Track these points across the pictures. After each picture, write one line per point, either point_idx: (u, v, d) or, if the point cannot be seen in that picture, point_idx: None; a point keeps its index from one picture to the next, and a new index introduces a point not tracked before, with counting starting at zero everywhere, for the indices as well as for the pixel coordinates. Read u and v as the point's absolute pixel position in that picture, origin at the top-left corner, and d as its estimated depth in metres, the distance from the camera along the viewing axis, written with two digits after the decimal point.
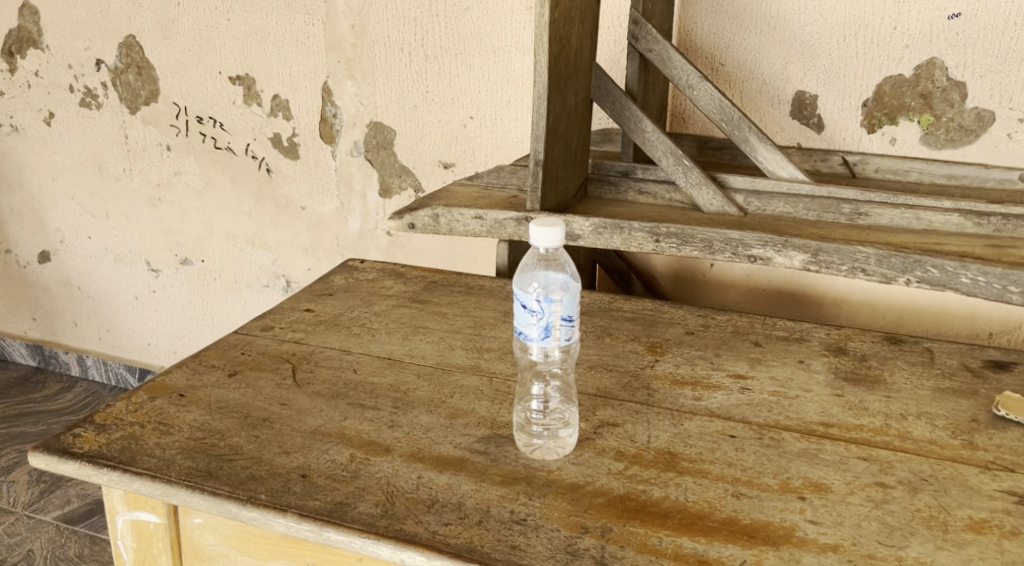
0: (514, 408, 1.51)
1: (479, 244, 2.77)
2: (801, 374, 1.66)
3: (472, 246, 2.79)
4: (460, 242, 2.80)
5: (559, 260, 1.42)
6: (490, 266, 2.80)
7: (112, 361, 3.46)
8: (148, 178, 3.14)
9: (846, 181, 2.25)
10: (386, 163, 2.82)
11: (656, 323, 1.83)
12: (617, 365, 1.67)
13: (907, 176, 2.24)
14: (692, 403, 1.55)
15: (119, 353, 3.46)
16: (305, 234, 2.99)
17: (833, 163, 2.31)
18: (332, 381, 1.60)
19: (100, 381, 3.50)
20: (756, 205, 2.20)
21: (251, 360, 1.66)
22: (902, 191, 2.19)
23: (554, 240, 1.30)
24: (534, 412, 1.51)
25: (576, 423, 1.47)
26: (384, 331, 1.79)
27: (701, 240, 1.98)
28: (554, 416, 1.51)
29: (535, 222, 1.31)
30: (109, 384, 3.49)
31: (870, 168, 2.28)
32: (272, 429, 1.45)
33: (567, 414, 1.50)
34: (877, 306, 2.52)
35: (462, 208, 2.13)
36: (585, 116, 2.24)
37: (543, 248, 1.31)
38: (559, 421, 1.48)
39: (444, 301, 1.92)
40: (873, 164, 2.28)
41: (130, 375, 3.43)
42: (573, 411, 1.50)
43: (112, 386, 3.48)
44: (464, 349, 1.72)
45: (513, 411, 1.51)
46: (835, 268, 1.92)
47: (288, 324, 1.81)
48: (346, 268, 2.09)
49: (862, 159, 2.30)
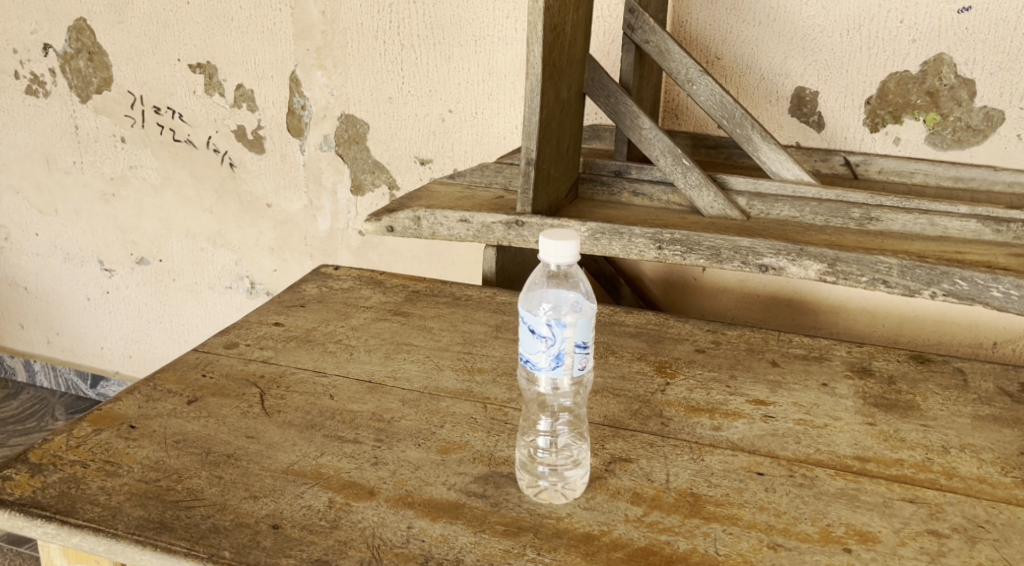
0: (516, 442, 1.34)
1: (457, 246, 2.60)
2: (827, 399, 1.50)
3: (447, 248, 2.62)
4: (437, 243, 2.63)
5: (572, 275, 1.25)
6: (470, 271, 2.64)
7: (62, 366, 3.24)
8: (100, 172, 2.92)
9: (848, 182, 2.10)
10: (358, 158, 2.63)
11: (662, 339, 1.67)
12: (623, 389, 1.51)
13: (911, 178, 2.09)
14: (711, 435, 1.39)
15: (70, 357, 3.24)
16: (271, 232, 2.80)
17: (834, 164, 2.16)
18: (305, 408, 1.43)
19: (49, 387, 3.28)
20: (759, 208, 2.03)
21: (214, 385, 1.49)
22: (909, 194, 2.05)
23: (569, 254, 1.13)
24: (539, 450, 1.34)
25: (586, 462, 1.31)
26: (363, 349, 1.62)
27: (708, 247, 1.81)
28: (562, 454, 1.34)
29: (547, 234, 1.15)
30: (59, 390, 3.27)
31: (873, 169, 2.12)
32: (238, 469, 1.27)
33: (577, 453, 1.33)
34: (878, 316, 2.38)
35: (447, 209, 1.95)
36: (577, 111, 2.07)
37: (555, 264, 1.14)
38: (568, 461, 1.32)
39: (429, 314, 1.74)
40: (876, 164, 2.12)
41: (82, 382, 3.22)
42: (583, 449, 1.34)
43: (62, 393, 3.27)
44: (453, 371, 1.55)
45: (513, 445, 1.34)
46: (854, 279, 1.76)
47: (255, 341, 1.63)
48: (319, 274, 1.91)
49: (865, 159, 2.15)
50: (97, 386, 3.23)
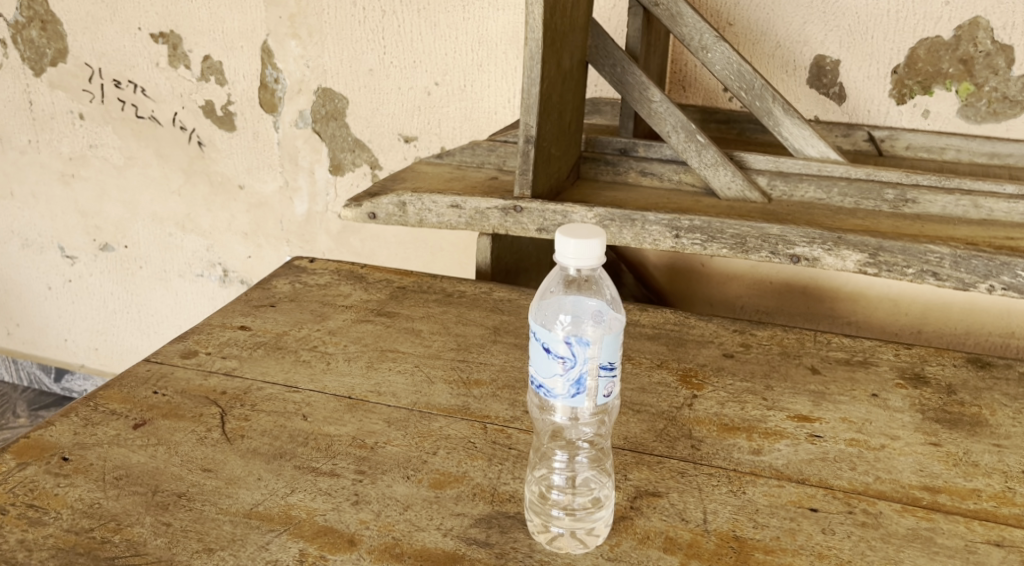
0: (527, 476, 1.14)
1: (445, 233, 2.39)
2: (880, 414, 1.29)
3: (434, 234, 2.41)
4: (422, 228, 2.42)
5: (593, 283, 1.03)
6: (461, 259, 2.42)
7: (23, 359, 3.02)
8: (58, 151, 2.68)
9: (876, 161, 1.83)
10: (337, 135, 2.40)
11: (683, 342, 1.45)
12: (644, 404, 1.29)
13: (942, 154, 1.85)
14: (750, 460, 1.19)
15: (31, 350, 3.01)
16: (244, 216, 2.58)
17: (856, 139, 1.89)
18: (273, 433, 1.22)
19: (11, 380, 3.07)
20: (781, 189, 1.77)
21: (167, 404, 1.27)
22: (941, 171, 1.79)
23: (592, 257, 0.92)
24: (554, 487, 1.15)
25: (611, 500, 1.11)
26: (341, 357, 1.40)
27: (732, 236, 1.59)
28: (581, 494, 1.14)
29: (566, 228, 0.93)
30: (22, 385, 3.05)
31: (899, 144, 1.87)
32: (190, 512, 1.07)
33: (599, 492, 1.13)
34: (902, 301, 2.12)
35: (436, 194, 1.72)
36: (578, 82, 1.82)
37: (574, 268, 0.93)
38: (588, 501, 1.12)
39: (416, 313, 1.52)
40: (903, 138, 1.87)
41: (45, 375, 3.00)
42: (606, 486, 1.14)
43: (24, 387, 3.05)
44: (445, 383, 1.33)
45: (523, 480, 1.14)
46: (899, 271, 1.54)
47: (217, 348, 1.42)
48: (291, 267, 1.68)
49: (891, 133, 1.88)
50: (63, 380, 3.01)
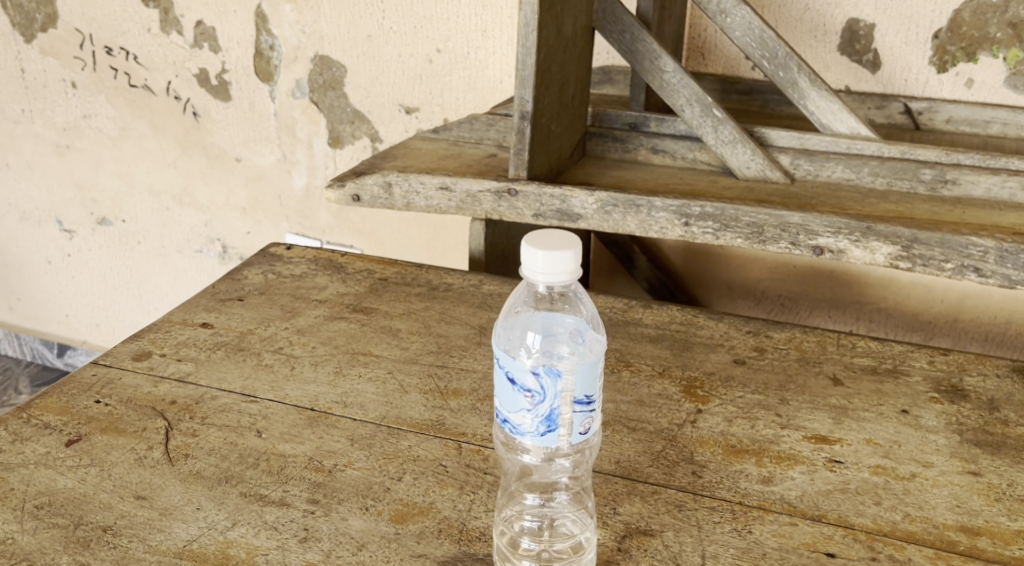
0: (499, 515, 1.00)
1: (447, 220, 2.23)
2: (910, 435, 1.14)
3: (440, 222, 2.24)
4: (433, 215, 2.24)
5: (569, 300, 0.89)
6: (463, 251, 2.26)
7: (25, 334, 2.89)
8: (52, 121, 2.53)
9: (912, 136, 1.66)
10: (335, 106, 2.24)
11: (689, 346, 1.29)
12: (641, 420, 1.14)
13: (986, 128, 1.67)
14: (759, 492, 1.04)
15: (33, 325, 2.88)
16: (241, 190, 2.43)
17: (891, 112, 1.72)
18: (222, 452, 1.09)
19: (14, 355, 2.94)
20: (806, 168, 1.60)
21: (108, 416, 1.14)
22: (986, 149, 1.61)
23: (563, 267, 0.76)
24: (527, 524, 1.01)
25: (593, 543, 0.97)
26: (307, 362, 1.25)
27: (748, 224, 1.41)
28: (559, 533, 1.00)
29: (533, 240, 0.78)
30: (25, 359, 2.92)
31: (938, 117, 1.69)
32: (114, 551, 0.95)
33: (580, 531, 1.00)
34: (936, 288, 1.94)
35: (424, 174, 1.55)
36: (583, 50, 1.64)
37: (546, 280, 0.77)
38: (567, 543, 0.98)
39: (396, 310, 1.37)
40: (943, 111, 1.69)
41: (48, 351, 2.87)
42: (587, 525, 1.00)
43: (27, 361, 2.92)
44: (419, 393, 1.19)
45: (494, 516, 1.00)
46: (935, 266, 1.35)
47: (173, 349, 1.28)
48: (266, 255, 1.54)
49: (930, 104, 1.70)
50: (66, 356, 2.87)
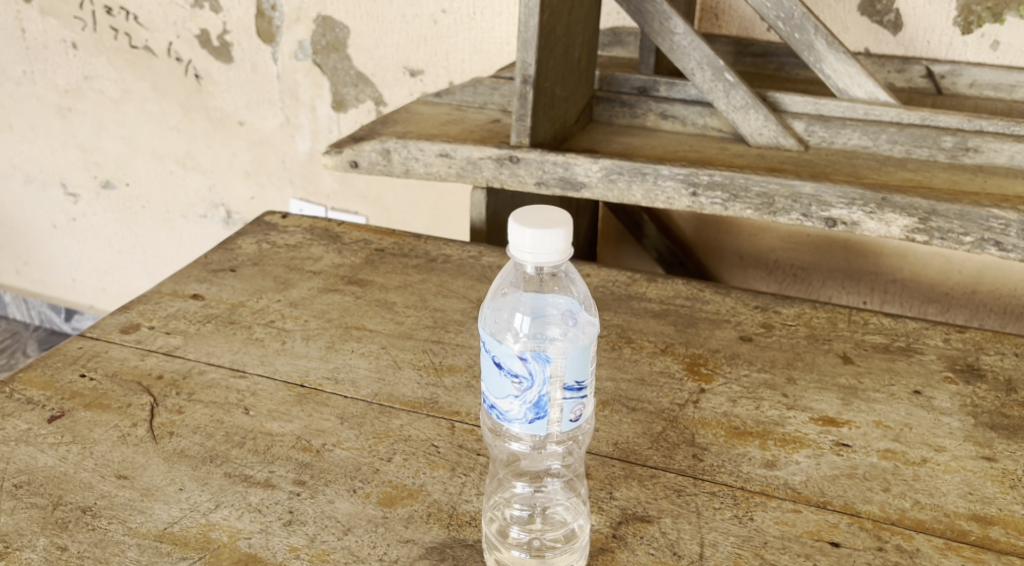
0: (489, 500, 0.97)
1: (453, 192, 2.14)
2: (922, 418, 1.10)
3: (445, 197, 2.15)
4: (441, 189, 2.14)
5: (560, 282, 0.85)
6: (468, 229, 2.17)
7: (33, 299, 2.82)
8: (54, 83, 2.42)
9: (932, 102, 1.60)
10: (339, 68, 2.13)
11: (694, 322, 1.25)
12: (641, 400, 1.10)
13: (1011, 93, 1.60)
14: (762, 476, 1.00)
15: (41, 290, 2.82)
16: (245, 154, 2.32)
17: (912, 75, 1.66)
18: (207, 429, 1.05)
19: (22, 319, 2.88)
20: (820, 136, 1.54)
21: (92, 391, 1.10)
22: (1010, 115, 1.55)
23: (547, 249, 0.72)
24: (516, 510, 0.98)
25: (586, 529, 0.94)
26: (299, 336, 1.21)
27: (758, 194, 1.36)
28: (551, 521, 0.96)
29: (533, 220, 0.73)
30: (33, 323, 2.86)
31: (961, 81, 1.63)
32: (92, 534, 0.92)
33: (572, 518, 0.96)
34: (953, 261, 1.89)
35: (423, 141, 1.49)
36: (590, 11, 1.57)
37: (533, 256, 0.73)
38: (558, 530, 0.95)
39: (392, 282, 1.33)
40: (966, 75, 1.62)
41: (55, 315, 2.81)
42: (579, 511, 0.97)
43: (35, 326, 2.86)
44: (413, 369, 1.14)
45: (484, 500, 0.96)
46: (954, 239, 1.30)
47: (162, 321, 1.24)
48: (261, 224, 1.50)
49: (953, 67, 1.64)
50: (74, 320, 2.81)
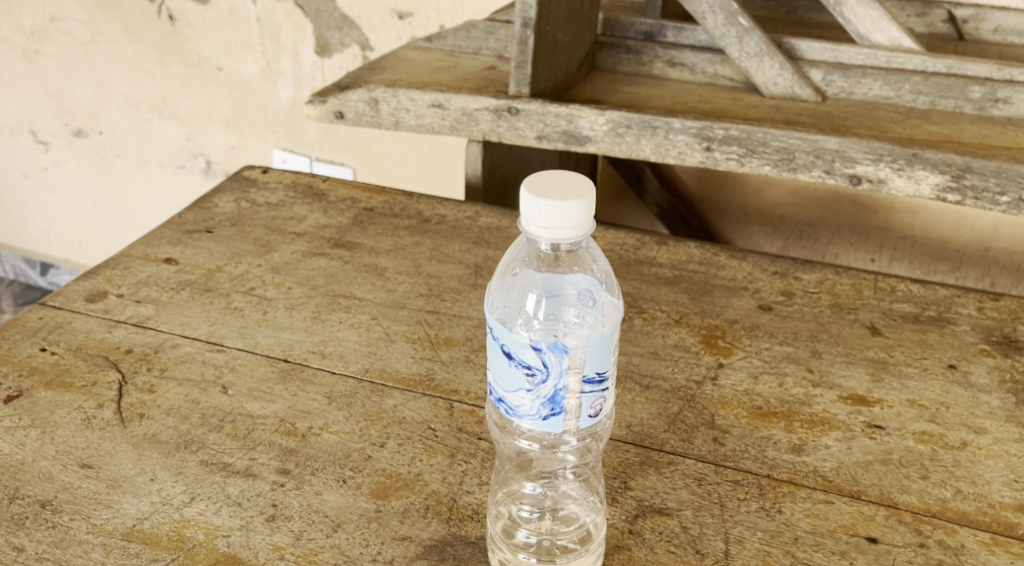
0: (495, 497, 0.88)
1: (442, 142, 2.00)
2: (959, 395, 1.01)
3: (433, 147, 2.01)
4: (429, 139, 2.00)
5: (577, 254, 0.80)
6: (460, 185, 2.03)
7: (6, 252, 2.71)
8: (19, 24, 2.28)
9: (955, 49, 1.49)
10: (322, 10, 1.98)
11: (710, 289, 1.16)
12: (655, 377, 1.01)
13: None
14: (789, 462, 0.92)
15: (14, 243, 2.70)
16: (224, 101, 2.18)
17: (933, 19, 1.55)
18: (180, 411, 0.95)
19: None
20: (839, 86, 1.44)
21: (54, 367, 1.01)
22: None
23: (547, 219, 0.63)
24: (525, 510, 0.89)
25: (603, 533, 0.85)
26: (281, 306, 1.11)
27: (778, 150, 1.26)
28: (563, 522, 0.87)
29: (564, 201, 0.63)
30: (7, 278, 2.76)
31: (985, 26, 1.52)
32: (53, 532, 0.83)
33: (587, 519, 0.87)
34: (967, 219, 1.79)
35: (414, 90, 1.38)
36: None
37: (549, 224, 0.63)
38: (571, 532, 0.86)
39: (382, 245, 1.23)
40: (990, 19, 1.52)
41: (30, 269, 2.70)
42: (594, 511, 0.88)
43: (11, 281, 2.75)
44: (407, 342, 1.05)
45: (490, 498, 0.87)
46: (988, 199, 1.20)
47: (132, 288, 1.14)
48: (240, 180, 1.39)
49: (977, 11, 1.53)
50: (49, 275, 2.70)
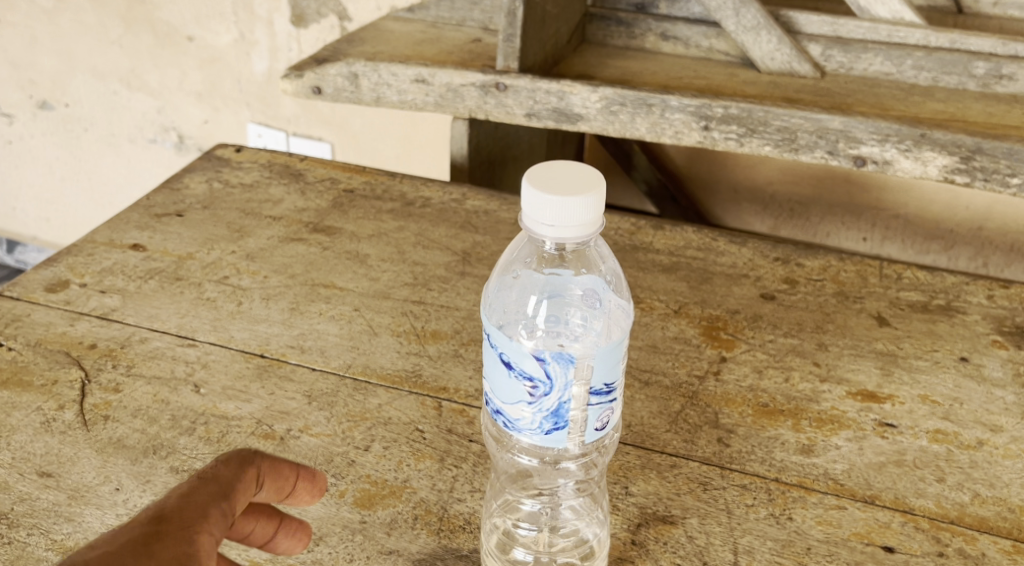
0: (489, 509, 0.82)
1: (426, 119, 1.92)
2: (972, 390, 0.96)
3: (416, 123, 1.94)
4: (413, 117, 1.93)
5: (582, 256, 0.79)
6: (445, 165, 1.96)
7: None
8: None
9: (957, 22, 1.43)
10: None
11: (710, 277, 1.10)
12: (655, 372, 0.96)
13: None
14: (798, 465, 0.87)
15: None
16: (196, 73, 2.08)
17: None
18: (148, 413, 0.89)
19: None
20: (839, 61, 1.37)
21: (12, 365, 0.94)
22: None
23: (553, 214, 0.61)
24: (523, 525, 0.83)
25: (604, 551, 0.79)
26: (257, 296, 1.04)
27: (779, 129, 1.20)
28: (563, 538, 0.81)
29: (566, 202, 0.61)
30: None
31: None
32: (10, 549, 0.77)
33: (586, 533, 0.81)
34: (961, 197, 1.72)
35: (396, 64, 1.31)
36: None
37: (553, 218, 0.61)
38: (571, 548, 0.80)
39: (364, 230, 1.16)
40: None
41: None
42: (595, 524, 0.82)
43: None
44: (391, 336, 0.99)
45: (484, 511, 0.81)
46: (998, 182, 1.15)
47: (96, 276, 1.07)
48: (211, 159, 1.32)
49: None
50: (15, 252, 2.61)
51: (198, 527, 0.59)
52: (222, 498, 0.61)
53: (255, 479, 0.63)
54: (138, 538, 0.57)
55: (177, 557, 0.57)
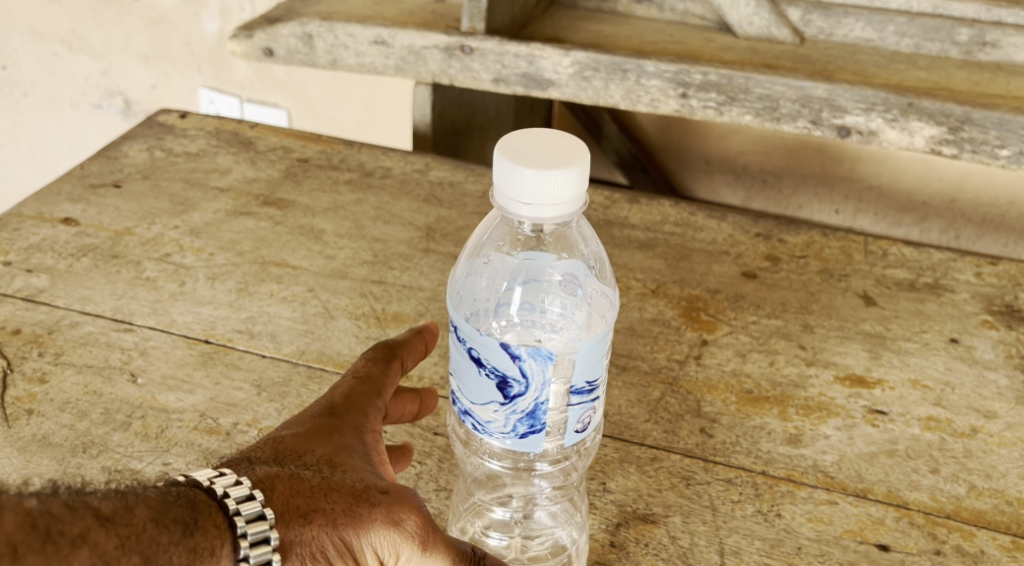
0: (458, 517, 0.76)
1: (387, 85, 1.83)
2: (964, 374, 0.91)
3: (377, 90, 1.85)
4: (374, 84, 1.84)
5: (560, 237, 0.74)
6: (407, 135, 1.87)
7: None
8: None
9: None
10: None
11: (688, 255, 1.04)
12: (632, 356, 0.90)
13: None
14: (785, 456, 0.81)
15: None
16: (142, 34, 1.98)
17: None
18: (77, 405, 0.81)
19: None
20: (818, 26, 1.31)
21: None
22: None
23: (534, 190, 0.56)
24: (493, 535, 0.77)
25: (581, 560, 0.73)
26: (201, 275, 0.97)
27: (760, 97, 1.14)
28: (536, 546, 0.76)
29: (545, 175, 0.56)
30: None
31: None
32: None
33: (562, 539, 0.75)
34: (935, 167, 1.65)
35: (354, 25, 1.23)
36: None
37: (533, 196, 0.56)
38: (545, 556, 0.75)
39: (319, 204, 1.09)
40: None
41: None
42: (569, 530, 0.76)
43: None
44: (349, 319, 0.92)
45: (451, 519, 0.76)
46: (987, 153, 1.10)
47: (23, 254, 0.98)
48: (154, 126, 1.24)
49: None
50: None
51: (367, 424, 0.68)
52: (377, 395, 0.70)
53: (400, 367, 0.73)
54: (322, 424, 0.67)
55: (356, 440, 0.67)
